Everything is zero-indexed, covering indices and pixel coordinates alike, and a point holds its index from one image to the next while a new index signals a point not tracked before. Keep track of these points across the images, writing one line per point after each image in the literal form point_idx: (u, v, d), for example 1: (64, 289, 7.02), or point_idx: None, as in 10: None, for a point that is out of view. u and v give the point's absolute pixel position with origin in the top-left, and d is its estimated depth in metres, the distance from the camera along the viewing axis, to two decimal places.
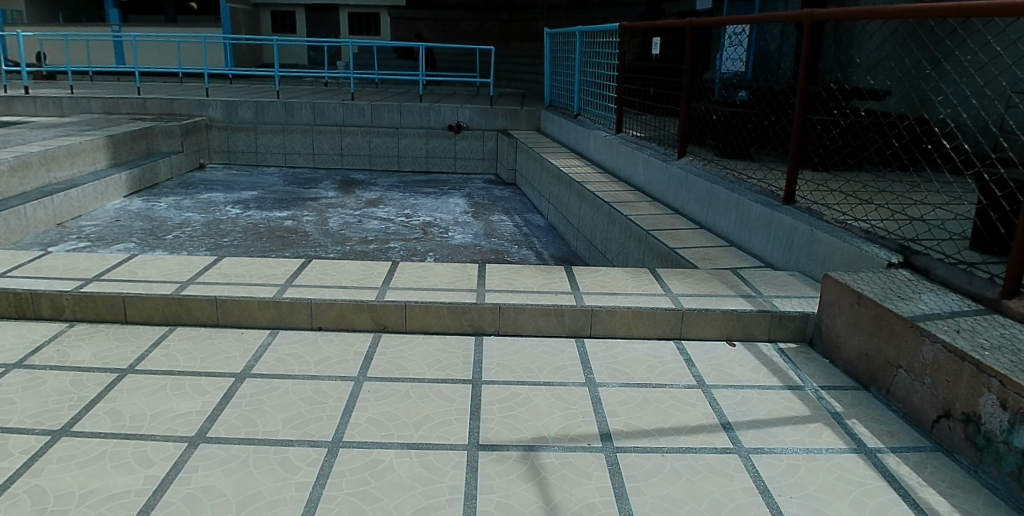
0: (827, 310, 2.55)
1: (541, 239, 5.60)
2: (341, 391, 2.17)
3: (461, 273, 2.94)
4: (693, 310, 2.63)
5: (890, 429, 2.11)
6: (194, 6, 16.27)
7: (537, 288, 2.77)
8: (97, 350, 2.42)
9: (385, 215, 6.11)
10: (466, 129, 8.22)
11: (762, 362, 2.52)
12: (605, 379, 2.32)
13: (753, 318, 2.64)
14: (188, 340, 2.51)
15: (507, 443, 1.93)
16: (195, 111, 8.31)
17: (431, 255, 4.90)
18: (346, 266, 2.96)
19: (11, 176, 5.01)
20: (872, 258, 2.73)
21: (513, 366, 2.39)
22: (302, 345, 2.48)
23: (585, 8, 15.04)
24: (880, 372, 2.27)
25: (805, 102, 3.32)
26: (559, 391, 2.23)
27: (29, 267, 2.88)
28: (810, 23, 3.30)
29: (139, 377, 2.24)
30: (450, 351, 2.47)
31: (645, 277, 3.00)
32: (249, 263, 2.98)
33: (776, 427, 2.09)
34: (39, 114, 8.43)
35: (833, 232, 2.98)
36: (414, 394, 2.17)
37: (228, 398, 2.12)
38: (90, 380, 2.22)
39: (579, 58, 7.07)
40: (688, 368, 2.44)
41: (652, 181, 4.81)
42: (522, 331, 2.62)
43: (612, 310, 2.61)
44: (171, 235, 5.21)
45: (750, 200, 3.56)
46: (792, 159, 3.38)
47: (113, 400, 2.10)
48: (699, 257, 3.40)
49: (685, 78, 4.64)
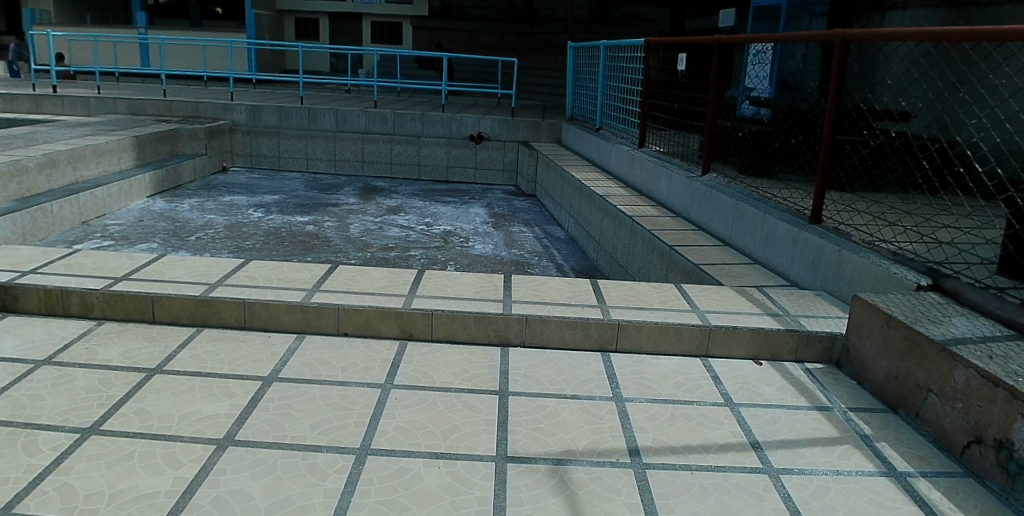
0: (856, 331, 2.53)
1: (561, 252, 5.60)
2: (368, 399, 2.16)
3: (486, 282, 2.93)
4: (721, 328, 2.61)
5: (920, 453, 2.09)
6: (220, 11, 16.55)
7: (563, 300, 2.75)
8: (126, 349, 2.44)
9: (406, 223, 6.14)
10: (487, 139, 8.26)
11: (790, 381, 2.50)
12: (632, 394, 2.30)
13: (781, 337, 2.62)
14: (215, 341, 2.51)
15: (535, 456, 1.91)
16: (220, 114, 8.43)
17: (452, 264, 4.94)
18: (372, 273, 2.97)
19: (39, 173, 5.11)
20: (900, 280, 2.71)
21: (540, 377, 2.37)
22: (328, 351, 2.47)
23: (606, 22, 15.42)
24: (910, 396, 2.26)
25: (834, 122, 3.31)
26: (585, 404, 2.21)
27: (60, 264, 2.91)
28: (841, 43, 3.29)
29: (167, 378, 2.25)
30: (476, 361, 2.46)
31: (671, 292, 2.97)
32: (276, 266, 2.98)
33: (804, 448, 2.07)
34: (66, 113, 8.58)
35: (860, 253, 2.96)
36: (441, 403, 2.15)
37: (256, 401, 2.13)
38: (119, 379, 2.23)
39: (602, 72, 7.10)
40: (716, 386, 2.41)
41: (675, 197, 4.80)
42: (548, 344, 2.60)
43: (639, 325, 2.59)
44: (194, 237, 5.27)
45: (775, 218, 3.54)
46: (820, 178, 3.36)
47: (141, 400, 2.11)
48: (723, 274, 3.40)
49: (711, 93, 4.63)
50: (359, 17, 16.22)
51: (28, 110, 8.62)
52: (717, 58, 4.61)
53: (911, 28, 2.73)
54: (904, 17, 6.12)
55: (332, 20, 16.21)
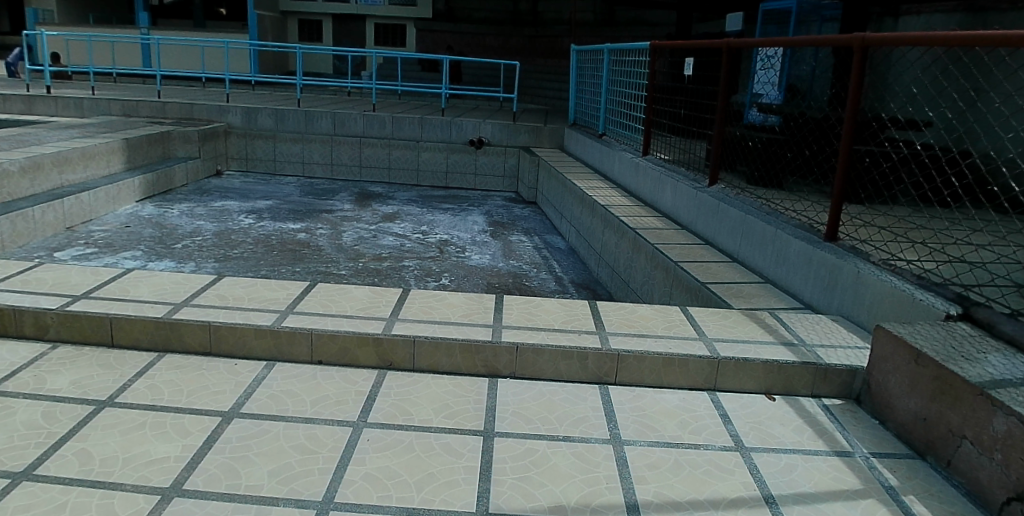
0: (879, 366, 2.30)
1: (560, 263, 5.37)
2: (337, 440, 1.94)
3: (475, 304, 2.70)
4: (731, 360, 2.38)
5: (953, 510, 1.86)
6: (223, 11, 16.39)
7: (558, 326, 2.53)
8: (77, 378, 2.22)
9: (401, 231, 5.92)
10: (487, 144, 8.04)
11: (807, 421, 2.27)
12: (632, 436, 2.07)
13: (797, 371, 2.39)
14: (175, 369, 2.29)
15: (521, 513, 1.69)
16: (215, 116, 8.23)
17: (447, 276, 4.72)
18: (353, 292, 2.75)
19: (21, 177, 4.92)
20: (927, 309, 2.48)
21: (530, 415, 2.15)
22: (299, 381, 2.25)
23: (611, 26, 15.25)
24: (941, 442, 2.03)
25: (853, 132, 3.06)
26: (580, 448, 1.98)
27: (17, 280, 2.70)
28: (860, 49, 3.04)
29: (117, 412, 2.03)
30: (461, 395, 2.24)
31: (676, 316, 2.74)
32: (250, 284, 2.76)
33: (824, 503, 1.84)
34: (59, 114, 8.39)
35: (882, 276, 2.73)
36: (418, 447, 1.93)
37: (212, 441, 1.91)
38: (64, 413, 2.01)
39: (606, 77, 6.88)
40: (725, 426, 2.19)
41: (681, 208, 4.57)
42: (541, 375, 2.38)
43: (640, 356, 2.36)
44: (180, 245, 5.06)
45: (788, 235, 3.31)
46: (837, 193, 3.12)
47: (85, 439, 1.89)
48: (732, 294, 3.17)
49: (720, 100, 4.39)
50: (363, 19, 16.04)
51: (21, 110, 8.44)
52: (726, 63, 4.37)
53: (942, 33, 2.49)
54: (919, 22, 5.89)
55: (336, 21, 16.03)
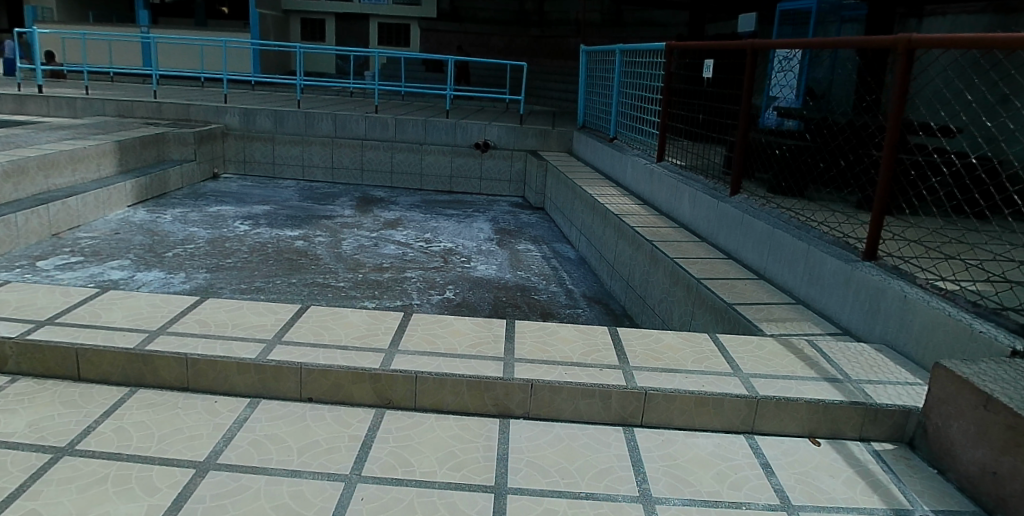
0: (938, 409, 2.03)
1: (570, 274, 5.12)
2: (325, 499, 1.68)
3: (484, 332, 2.44)
4: (770, 399, 2.12)
5: None
6: (224, 10, 16.14)
7: (577, 359, 2.27)
8: (35, 418, 1.97)
9: (403, 239, 5.67)
10: (493, 148, 7.78)
11: (858, 471, 2.01)
12: (664, 492, 1.81)
13: (844, 412, 2.14)
14: (147, 409, 2.04)
15: None
16: (212, 117, 7.98)
17: (451, 288, 4.46)
18: (348, 317, 2.49)
19: (4, 181, 4.67)
20: (988, 343, 2.21)
21: (547, 466, 1.89)
22: (285, 424, 2.00)
23: (619, 26, 14.97)
24: (1014, 500, 1.76)
25: (895, 142, 2.79)
26: (605, 509, 1.73)
27: None
28: (903, 51, 2.77)
29: (76, 462, 1.78)
30: (468, 441, 1.98)
31: (706, 346, 2.48)
32: (236, 308, 2.51)
33: None
34: (52, 114, 8.16)
35: (935, 303, 2.46)
36: (419, 508, 1.67)
37: (181, 500, 1.65)
38: (14, 464, 1.76)
39: (617, 79, 6.62)
40: (767, 478, 1.93)
41: (700, 219, 4.31)
42: (559, 415, 2.12)
43: (670, 394, 2.10)
44: (171, 253, 4.82)
45: (823, 253, 3.04)
46: (878, 208, 2.85)
47: (35, 497, 1.64)
48: (763, 317, 2.91)
49: (742, 104, 4.12)
50: (366, 18, 15.80)
51: (13, 110, 8.21)
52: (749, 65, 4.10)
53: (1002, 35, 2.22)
54: (944, 23, 5.61)
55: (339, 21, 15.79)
